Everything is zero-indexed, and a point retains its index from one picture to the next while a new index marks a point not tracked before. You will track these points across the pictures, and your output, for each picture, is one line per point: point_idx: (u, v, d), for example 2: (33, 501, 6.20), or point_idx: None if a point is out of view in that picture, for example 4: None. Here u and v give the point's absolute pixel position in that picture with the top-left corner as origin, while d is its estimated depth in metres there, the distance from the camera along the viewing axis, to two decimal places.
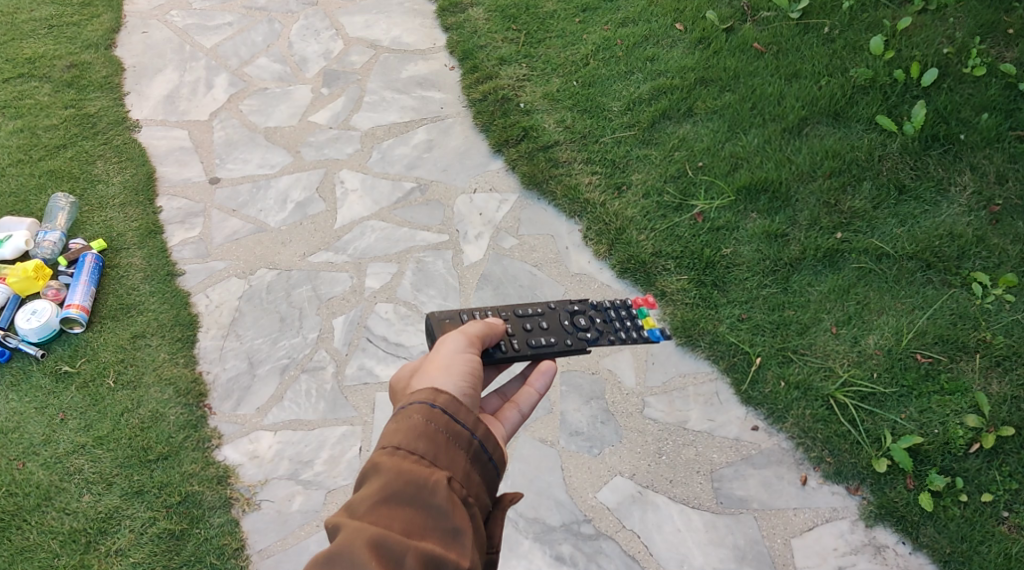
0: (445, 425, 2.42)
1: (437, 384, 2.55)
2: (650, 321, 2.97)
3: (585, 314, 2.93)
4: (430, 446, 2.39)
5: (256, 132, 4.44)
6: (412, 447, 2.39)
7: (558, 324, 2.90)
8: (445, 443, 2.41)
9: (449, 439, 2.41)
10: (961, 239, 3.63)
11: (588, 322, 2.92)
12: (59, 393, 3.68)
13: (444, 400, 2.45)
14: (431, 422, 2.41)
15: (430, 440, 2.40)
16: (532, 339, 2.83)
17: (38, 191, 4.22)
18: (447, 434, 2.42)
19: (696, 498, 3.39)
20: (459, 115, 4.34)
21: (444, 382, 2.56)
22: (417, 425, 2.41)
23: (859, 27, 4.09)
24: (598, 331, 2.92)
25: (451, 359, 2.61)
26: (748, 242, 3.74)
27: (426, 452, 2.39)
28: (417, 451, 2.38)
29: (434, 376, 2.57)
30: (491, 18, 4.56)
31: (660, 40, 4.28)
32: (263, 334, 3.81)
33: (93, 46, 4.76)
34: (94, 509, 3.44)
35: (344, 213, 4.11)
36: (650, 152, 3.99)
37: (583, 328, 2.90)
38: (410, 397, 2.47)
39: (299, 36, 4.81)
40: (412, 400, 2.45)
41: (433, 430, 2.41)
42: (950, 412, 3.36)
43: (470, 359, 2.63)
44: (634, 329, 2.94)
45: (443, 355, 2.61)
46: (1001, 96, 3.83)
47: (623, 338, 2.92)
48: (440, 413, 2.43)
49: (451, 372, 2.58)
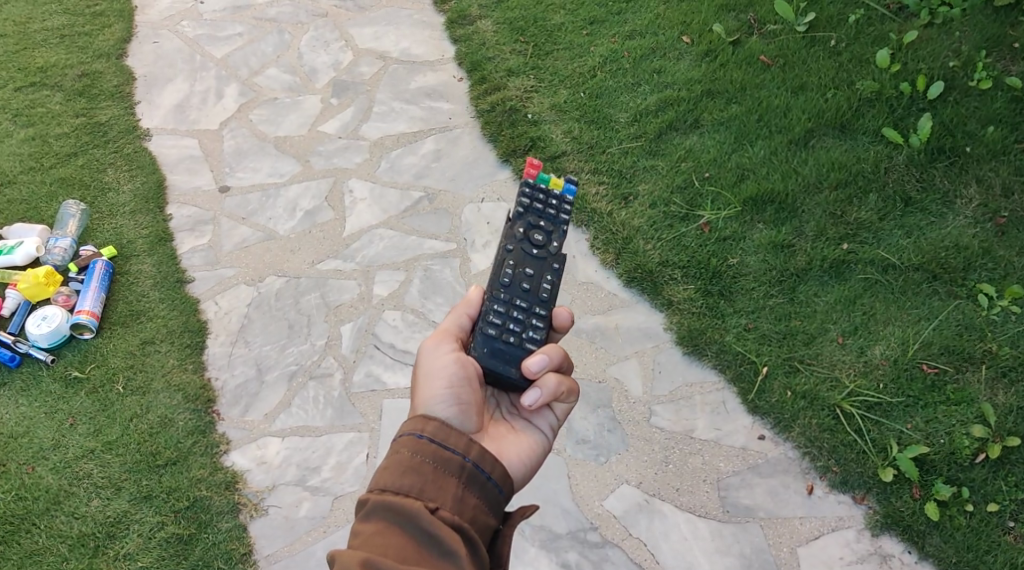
0: (432, 453, 2.44)
1: (428, 408, 2.63)
2: (556, 179, 2.87)
3: (533, 226, 2.82)
4: (416, 478, 2.41)
5: (266, 141, 4.47)
6: (398, 483, 2.40)
7: (532, 262, 2.81)
8: (434, 472, 2.42)
9: (438, 467, 2.43)
10: (967, 251, 3.64)
11: (544, 234, 2.82)
12: (69, 398, 3.70)
13: (432, 428, 2.47)
14: (418, 453, 2.44)
15: (417, 472, 2.42)
16: (536, 298, 2.79)
17: (49, 199, 4.25)
18: (435, 463, 2.43)
19: (702, 507, 3.39)
20: (467, 125, 4.36)
21: (436, 403, 2.62)
22: (404, 459, 2.44)
23: (865, 41, 4.13)
24: (555, 233, 2.84)
25: (432, 374, 2.66)
26: (754, 253, 3.75)
27: (412, 484, 2.40)
28: (404, 486, 2.40)
29: (422, 402, 2.64)
30: (500, 31, 4.59)
31: (667, 53, 4.32)
32: (272, 340, 3.83)
33: (105, 56, 4.81)
34: (103, 514, 3.45)
35: (352, 221, 4.14)
36: (657, 162, 4.02)
37: (543, 241, 2.82)
38: (399, 431, 2.50)
39: (309, 47, 4.85)
40: (400, 434, 2.48)
41: (420, 461, 2.43)
42: (956, 422, 3.37)
43: (450, 362, 2.67)
44: (562, 203, 2.86)
45: (432, 370, 2.67)
46: (1006, 109, 3.86)
47: (567, 216, 2.86)
48: (427, 443, 2.45)
49: (436, 391, 2.63)
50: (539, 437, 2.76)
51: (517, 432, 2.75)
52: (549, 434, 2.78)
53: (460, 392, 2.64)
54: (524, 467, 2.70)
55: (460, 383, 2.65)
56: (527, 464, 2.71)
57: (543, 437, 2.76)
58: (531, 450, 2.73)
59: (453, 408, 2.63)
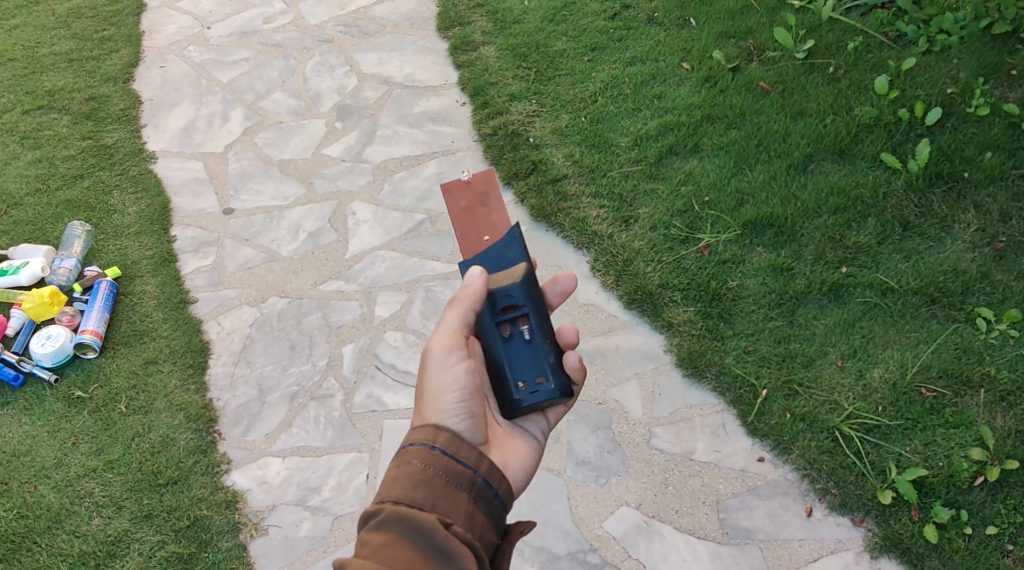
0: (444, 467, 2.41)
1: (436, 420, 2.57)
2: None
3: None
4: (429, 492, 2.37)
5: (270, 164, 4.51)
6: (411, 496, 2.36)
7: None
8: (445, 486, 2.39)
9: (450, 482, 2.40)
10: (965, 276, 3.66)
11: None
12: (72, 417, 3.72)
13: (444, 440, 2.45)
14: (430, 466, 2.40)
15: (429, 486, 2.38)
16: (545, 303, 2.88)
17: (55, 220, 4.28)
18: (447, 477, 2.40)
19: (702, 529, 3.39)
20: (469, 149, 4.41)
21: (446, 415, 2.57)
22: (415, 471, 2.40)
23: (863, 68, 4.20)
24: None
25: (443, 386, 2.60)
26: (753, 276, 3.78)
27: (425, 498, 2.36)
28: (417, 500, 2.35)
29: (431, 412, 2.58)
30: (502, 57, 4.65)
31: (668, 79, 4.38)
32: (274, 361, 3.85)
33: (112, 80, 4.88)
34: (104, 532, 3.46)
35: (355, 243, 4.17)
36: (658, 186, 4.05)
37: None
38: (408, 442, 2.46)
39: (314, 72, 4.91)
40: (410, 446, 2.44)
41: (432, 475, 2.39)
42: (954, 445, 3.37)
43: (460, 373, 2.61)
44: None
45: (439, 382, 2.61)
46: (1004, 136, 3.90)
47: None
48: (439, 456, 2.43)
49: (447, 404, 2.58)
50: (533, 442, 2.77)
51: (515, 438, 2.74)
52: (542, 438, 2.79)
53: (470, 406, 2.60)
54: (524, 474, 2.70)
55: (470, 397, 2.61)
56: (525, 470, 2.71)
57: (538, 443, 2.77)
58: (528, 455, 2.73)
59: (465, 421, 2.59)
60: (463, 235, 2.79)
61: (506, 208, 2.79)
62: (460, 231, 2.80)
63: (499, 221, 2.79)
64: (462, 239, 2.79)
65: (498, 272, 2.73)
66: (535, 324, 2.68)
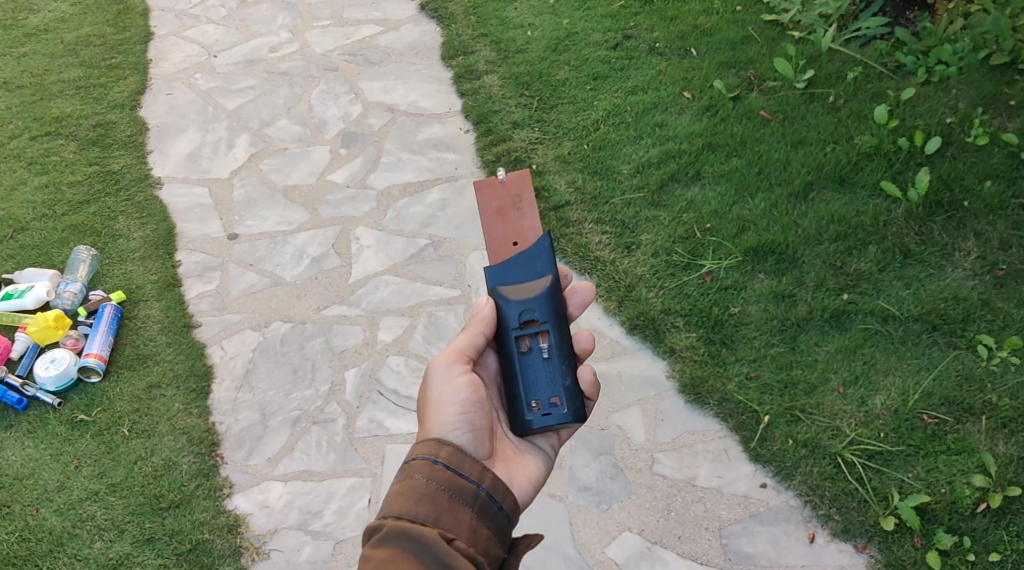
0: (447, 481, 2.42)
1: (439, 434, 2.61)
2: None
3: None
4: (432, 507, 2.37)
5: (275, 191, 4.54)
6: (414, 511, 2.36)
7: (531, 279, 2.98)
8: (448, 501, 2.40)
9: (452, 496, 2.40)
10: (966, 303, 3.68)
11: None
12: (75, 440, 3.73)
13: (447, 454, 2.47)
14: (432, 481, 2.41)
15: (432, 500, 2.38)
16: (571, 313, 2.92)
17: (61, 245, 4.31)
18: (450, 491, 2.41)
19: (704, 555, 3.39)
20: (472, 175, 4.44)
21: (449, 430, 2.62)
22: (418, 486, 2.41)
23: (863, 97, 4.25)
24: None
25: (444, 399, 2.64)
26: (756, 302, 3.79)
27: (428, 513, 2.36)
28: (420, 514, 2.36)
29: (434, 426, 2.62)
30: (505, 85, 4.70)
31: (669, 107, 4.42)
32: (275, 386, 3.86)
33: (119, 107, 4.93)
34: (106, 556, 3.46)
35: (358, 268, 4.20)
36: (659, 213, 4.08)
37: None
38: (410, 457, 2.47)
39: (319, 99, 4.96)
40: (413, 461, 2.46)
41: (435, 489, 2.40)
42: (957, 472, 3.37)
43: (460, 385, 2.66)
44: None
45: (441, 394, 2.66)
46: (1003, 165, 3.94)
47: None
48: (441, 470, 2.44)
49: (449, 417, 2.63)
50: (543, 457, 2.76)
51: (525, 453, 2.74)
52: (553, 453, 2.79)
53: (473, 418, 2.64)
54: (533, 489, 2.69)
55: (472, 408, 2.65)
56: (535, 483, 2.70)
57: (547, 457, 2.77)
58: (539, 469, 2.73)
59: (466, 435, 2.62)
60: (492, 237, 2.84)
61: (537, 215, 2.85)
62: (491, 234, 2.84)
63: (530, 228, 2.84)
64: (492, 243, 2.83)
65: (524, 284, 2.77)
66: (554, 342, 2.72)
